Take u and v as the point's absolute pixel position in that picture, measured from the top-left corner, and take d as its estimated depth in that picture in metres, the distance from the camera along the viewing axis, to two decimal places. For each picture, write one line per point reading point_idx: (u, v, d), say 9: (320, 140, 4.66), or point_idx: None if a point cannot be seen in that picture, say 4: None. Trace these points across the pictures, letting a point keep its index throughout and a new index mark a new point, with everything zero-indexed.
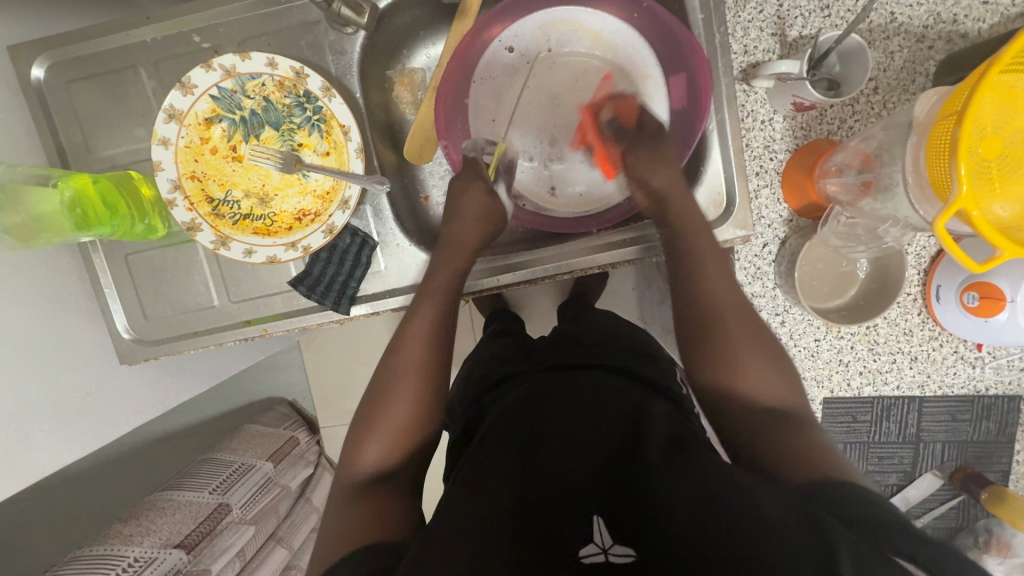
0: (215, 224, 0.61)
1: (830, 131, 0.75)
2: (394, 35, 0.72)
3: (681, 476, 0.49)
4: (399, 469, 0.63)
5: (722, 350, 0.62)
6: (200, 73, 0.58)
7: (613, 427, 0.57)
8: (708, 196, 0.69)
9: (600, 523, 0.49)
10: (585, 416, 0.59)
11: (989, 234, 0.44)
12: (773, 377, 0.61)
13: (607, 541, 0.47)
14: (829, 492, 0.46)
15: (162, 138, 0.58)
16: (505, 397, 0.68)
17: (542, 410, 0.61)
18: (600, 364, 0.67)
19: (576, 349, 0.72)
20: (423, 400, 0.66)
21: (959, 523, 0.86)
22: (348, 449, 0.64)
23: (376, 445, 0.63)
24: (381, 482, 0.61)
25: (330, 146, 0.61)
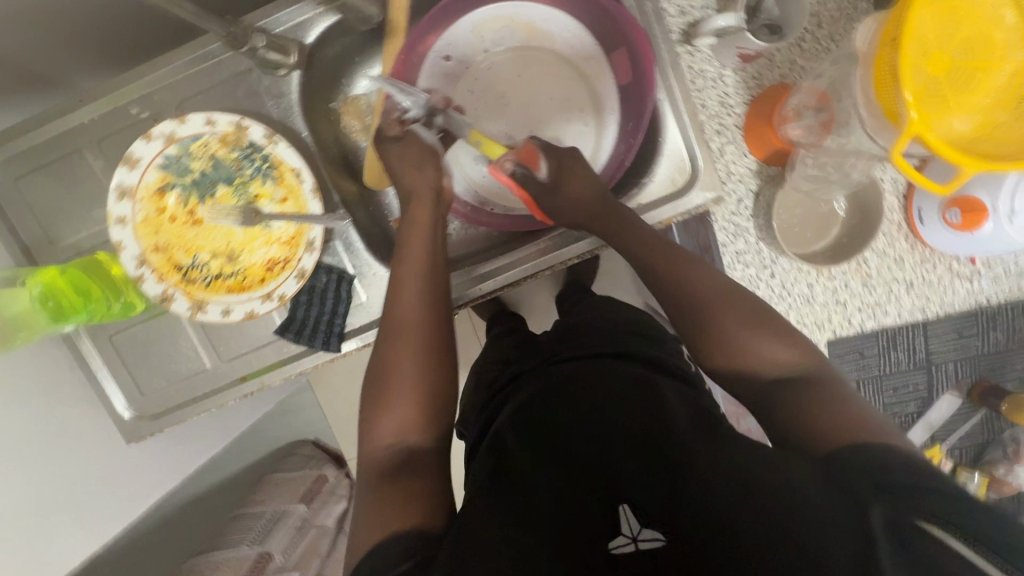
0: (188, 290, 0.60)
1: (783, 75, 0.74)
2: (330, 67, 0.71)
3: (705, 447, 0.47)
4: (422, 442, 0.58)
5: (725, 326, 0.56)
6: (141, 145, 0.57)
7: (625, 404, 0.55)
8: (671, 164, 0.68)
9: (627, 511, 0.45)
10: (599, 399, 0.57)
11: (950, 154, 0.44)
12: (782, 344, 0.55)
13: (635, 529, 0.44)
14: (863, 455, 0.43)
15: (119, 217, 0.58)
16: (517, 394, 0.66)
17: (552, 398, 0.59)
18: (598, 351, 0.67)
19: (577, 340, 0.72)
20: (431, 363, 0.61)
21: (985, 439, 0.85)
22: (362, 428, 0.60)
23: (389, 416, 0.59)
24: (404, 459, 0.56)
25: (286, 192, 0.61)
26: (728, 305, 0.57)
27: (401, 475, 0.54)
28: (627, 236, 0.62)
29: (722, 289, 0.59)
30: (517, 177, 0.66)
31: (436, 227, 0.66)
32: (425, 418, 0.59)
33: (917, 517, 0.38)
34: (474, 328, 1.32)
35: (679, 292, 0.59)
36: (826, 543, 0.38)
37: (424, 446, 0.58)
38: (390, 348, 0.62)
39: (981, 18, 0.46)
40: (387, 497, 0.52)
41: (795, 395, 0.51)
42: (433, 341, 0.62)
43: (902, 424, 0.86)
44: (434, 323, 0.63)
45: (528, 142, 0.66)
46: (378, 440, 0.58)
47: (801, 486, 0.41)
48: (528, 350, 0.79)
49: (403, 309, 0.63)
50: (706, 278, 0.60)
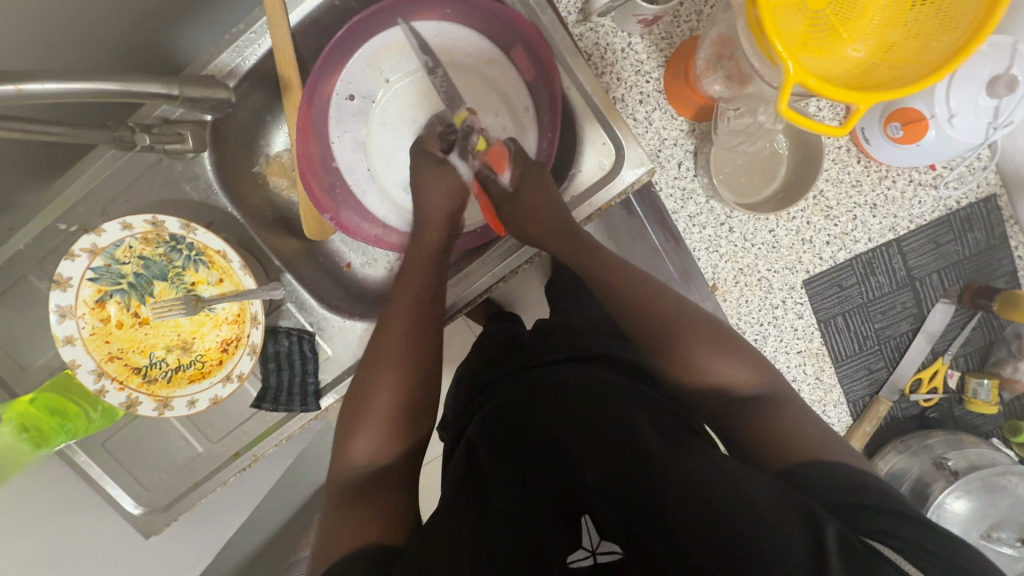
0: (152, 390, 0.61)
1: (691, 28, 0.72)
2: (241, 135, 0.71)
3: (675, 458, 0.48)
4: (396, 461, 0.59)
5: (697, 357, 0.56)
6: (68, 265, 0.58)
7: (600, 416, 0.55)
8: (595, 150, 0.67)
9: (588, 524, 0.57)
10: (570, 413, 0.58)
11: (838, 95, 0.40)
12: (742, 369, 0.56)
13: (594, 543, 0.56)
14: (812, 475, 0.45)
15: (66, 337, 0.59)
16: (488, 406, 0.67)
17: (528, 414, 0.60)
18: (573, 356, 0.68)
19: (552, 344, 0.72)
20: (412, 385, 0.63)
21: (988, 341, 0.82)
22: (337, 446, 0.61)
23: (364, 436, 0.60)
24: (375, 478, 0.57)
25: (220, 273, 0.61)
26: (693, 331, 0.58)
27: (368, 493, 0.55)
28: (596, 265, 0.65)
29: (685, 313, 0.60)
30: (481, 177, 0.71)
31: (438, 260, 0.69)
32: (398, 441, 0.60)
33: (869, 538, 0.40)
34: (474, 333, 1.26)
35: (647, 317, 0.60)
36: (784, 552, 0.39)
37: (395, 464, 0.59)
38: (375, 371, 0.63)
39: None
40: (358, 505, 0.53)
41: (763, 410, 0.53)
42: (416, 363, 0.63)
43: (900, 346, 0.83)
44: (425, 346, 0.65)
45: (498, 144, 0.70)
46: (354, 458, 0.59)
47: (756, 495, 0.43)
48: (508, 352, 0.79)
49: (391, 341, 0.64)
50: (670, 304, 0.61)
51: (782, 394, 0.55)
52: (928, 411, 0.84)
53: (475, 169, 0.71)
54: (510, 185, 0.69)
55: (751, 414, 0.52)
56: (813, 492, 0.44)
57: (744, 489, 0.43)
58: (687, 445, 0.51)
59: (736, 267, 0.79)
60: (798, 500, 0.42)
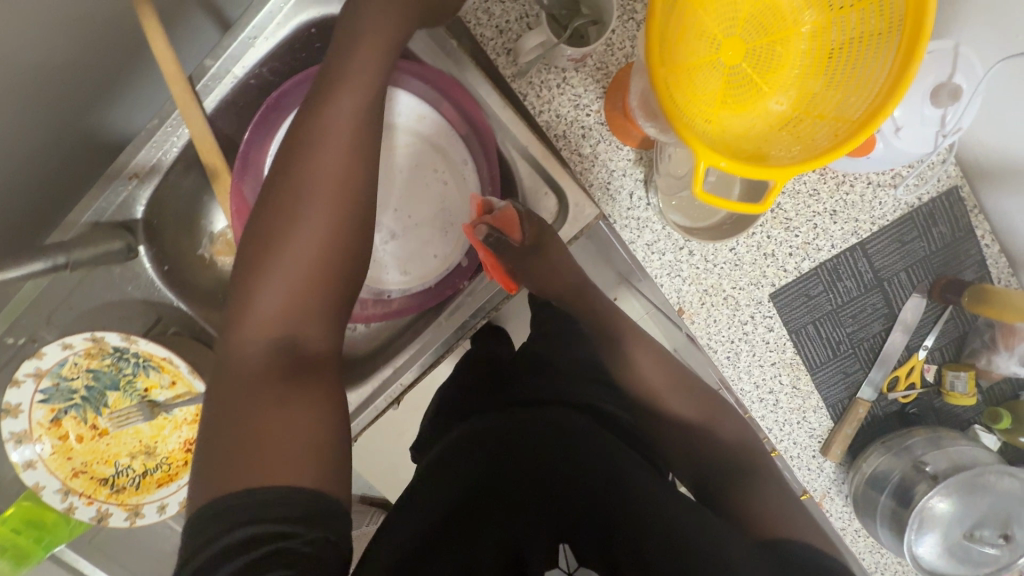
0: (121, 498, 0.61)
1: (627, 55, 0.69)
2: (179, 221, 0.69)
3: (664, 509, 0.54)
4: (313, 339, 0.57)
5: (689, 420, 0.68)
6: (15, 391, 0.57)
7: (593, 464, 0.60)
8: (538, 200, 0.68)
9: (565, 550, 0.57)
10: (563, 459, 0.61)
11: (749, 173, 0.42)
12: (729, 425, 0.68)
13: (571, 564, 0.56)
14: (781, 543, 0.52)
15: (26, 462, 0.59)
16: (463, 437, 0.66)
17: (513, 457, 0.61)
18: (556, 396, 0.71)
19: (534, 381, 0.74)
20: (323, 272, 0.56)
21: (962, 331, 0.81)
22: (239, 291, 0.57)
23: (272, 291, 0.56)
24: (290, 361, 0.54)
25: (172, 376, 0.61)
26: (685, 399, 0.69)
27: (294, 378, 0.53)
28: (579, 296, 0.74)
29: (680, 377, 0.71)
30: (490, 240, 0.66)
31: (351, 146, 0.57)
32: (319, 324, 0.57)
33: None
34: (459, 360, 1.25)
35: (646, 384, 0.71)
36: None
37: (311, 340, 0.56)
38: (275, 248, 0.56)
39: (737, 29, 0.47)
40: (281, 411, 0.50)
41: (742, 484, 0.61)
42: (330, 257, 0.57)
43: (873, 346, 0.82)
44: (340, 232, 0.57)
45: (509, 207, 0.65)
46: (261, 310, 0.55)
47: (734, 556, 0.49)
48: (487, 384, 0.81)
49: (300, 243, 0.56)
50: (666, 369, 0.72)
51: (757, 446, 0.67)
52: (907, 406, 0.84)
53: (480, 234, 0.66)
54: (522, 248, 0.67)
55: (733, 470, 0.63)
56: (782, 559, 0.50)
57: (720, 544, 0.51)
58: (672, 499, 0.57)
59: (700, 289, 0.78)
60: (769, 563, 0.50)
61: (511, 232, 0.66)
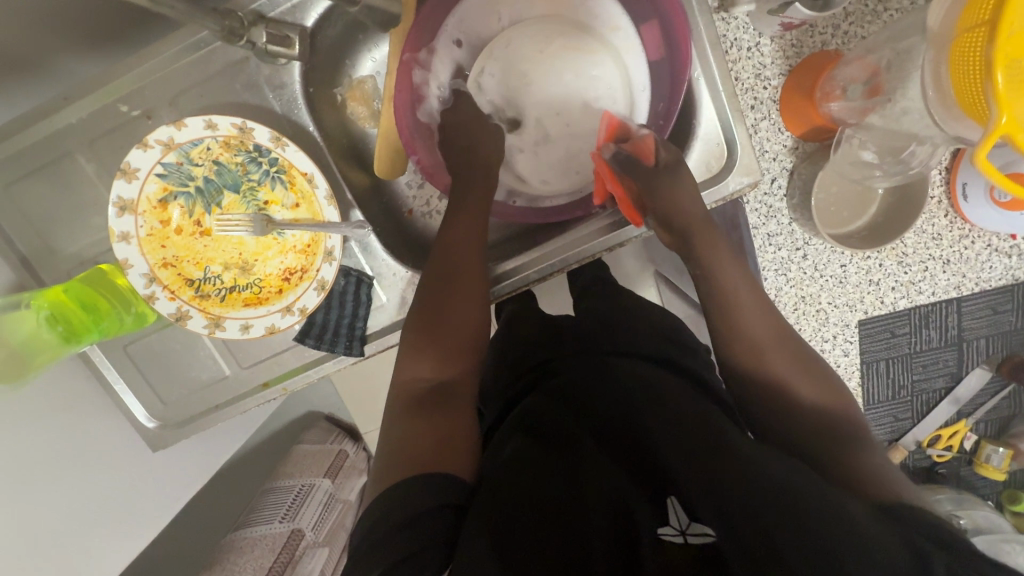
0: (203, 306, 0.57)
1: (824, 42, 0.68)
2: (333, 51, 0.64)
3: (754, 462, 0.44)
4: (458, 391, 0.60)
5: (794, 386, 0.57)
6: (137, 154, 0.53)
7: (674, 411, 0.52)
8: (707, 149, 0.63)
9: (674, 503, 0.45)
10: (645, 408, 0.54)
11: None
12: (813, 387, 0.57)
13: (683, 521, 0.44)
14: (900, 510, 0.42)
15: (122, 234, 0.54)
16: (539, 391, 0.62)
17: (590, 415, 0.56)
18: (636, 352, 0.64)
19: (613, 333, 0.68)
20: (470, 326, 0.63)
21: (1011, 412, 0.85)
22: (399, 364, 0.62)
23: (433, 356, 0.61)
24: (443, 403, 0.58)
25: (298, 197, 0.57)
26: (784, 354, 0.58)
27: (433, 412, 0.57)
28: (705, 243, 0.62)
29: (783, 334, 0.60)
30: (621, 159, 0.61)
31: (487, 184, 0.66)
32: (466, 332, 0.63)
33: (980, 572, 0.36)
34: None
35: (748, 336, 0.59)
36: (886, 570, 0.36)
37: (460, 392, 0.60)
38: (432, 308, 0.62)
39: None
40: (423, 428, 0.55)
41: (842, 447, 0.52)
42: (471, 298, 0.63)
43: (927, 400, 0.84)
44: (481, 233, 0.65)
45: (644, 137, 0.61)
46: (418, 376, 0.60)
47: (857, 520, 0.39)
48: (551, 332, 0.73)
49: (449, 262, 0.63)
50: (772, 327, 0.60)
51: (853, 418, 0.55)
52: (937, 466, 0.87)
53: (606, 155, 0.61)
54: (653, 170, 0.61)
55: (830, 439, 0.53)
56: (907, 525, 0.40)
57: (831, 502, 0.41)
58: (764, 453, 0.46)
59: (799, 294, 0.79)
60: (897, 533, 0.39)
61: (646, 154, 0.60)
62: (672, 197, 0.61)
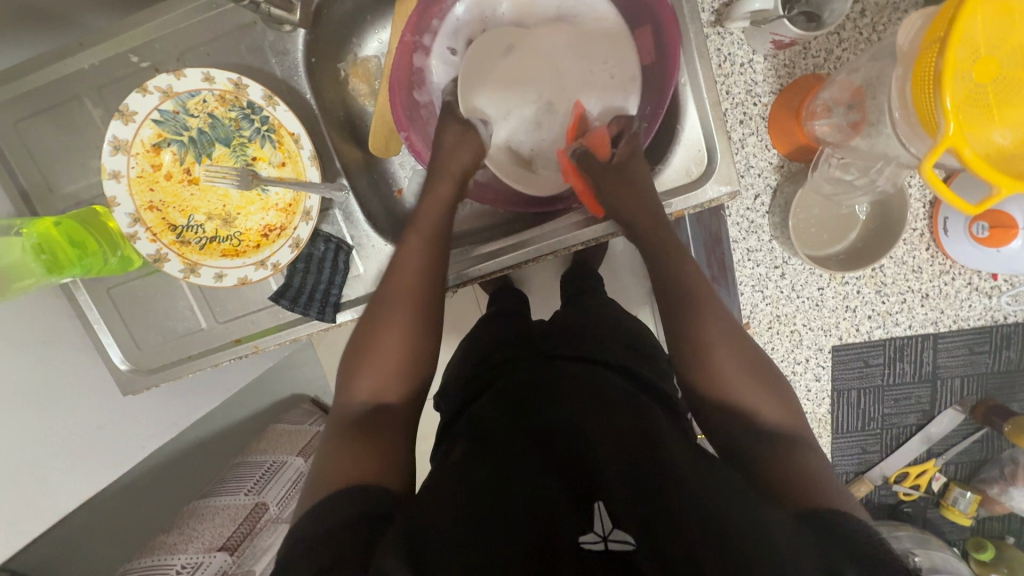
0: (182, 251, 0.60)
1: (817, 65, 0.70)
2: (339, 25, 0.67)
3: (685, 477, 0.45)
4: (395, 406, 0.56)
5: (729, 382, 0.53)
6: (137, 98, 0.56)
7: (616, 419, 0.54)
8: (688, 154, 0.64)
9: (600, 508, 0.45)
10: (587, 411, 0.55)
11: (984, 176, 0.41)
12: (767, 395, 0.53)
13: (607, 528, 0.43)
14: (831, 522, 0.41)
15: (113, 171, 0.57)
16: (492, 392, 0.63)
17: (530, 421, 0.56)
18: (595, 357, 0.65)
19: (575, 340, 0.69)
20: (417, 342, 0.59)
21: (983, 457, 0.84)
22: (342, 379, 0.59)
23: (373, 374, 0.57)
24: (376, 416, 0.54)
25: (285, 156, 0.60)
26: (731, 351, 0.54)
27: (366, 426, 0.53)
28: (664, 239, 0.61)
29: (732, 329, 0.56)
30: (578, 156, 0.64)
31: (450, 194, 0.64)
32: (416, 342, 0.59)
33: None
34: (478, 299, 1.20)
35: (697, 327, 0.55)
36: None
37: (397, 406, 0.56)
38: (382, 316, 0.59)
39: (1001, 54, 0.42)
40: (354, 442, 0.51)
41: (769, 450, 0.49)
42: (427, 309, 0.60)
43: (898, 436, 0.83)
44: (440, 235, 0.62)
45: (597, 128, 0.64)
46: (356, 394, 0.56)
47: (773, 528, 0.40)
48: (521, 336, 0.75)
49: (404, 270, 0.60)
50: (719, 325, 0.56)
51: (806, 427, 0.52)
52: (904, 504, 0.86)
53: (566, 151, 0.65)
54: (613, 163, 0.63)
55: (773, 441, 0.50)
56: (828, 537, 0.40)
57: (754, 514, 0.41)
58: (698, 468, 0.47)
59: (774, 312, 0.79)
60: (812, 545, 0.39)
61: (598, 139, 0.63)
62: (624, 195, 0.61)
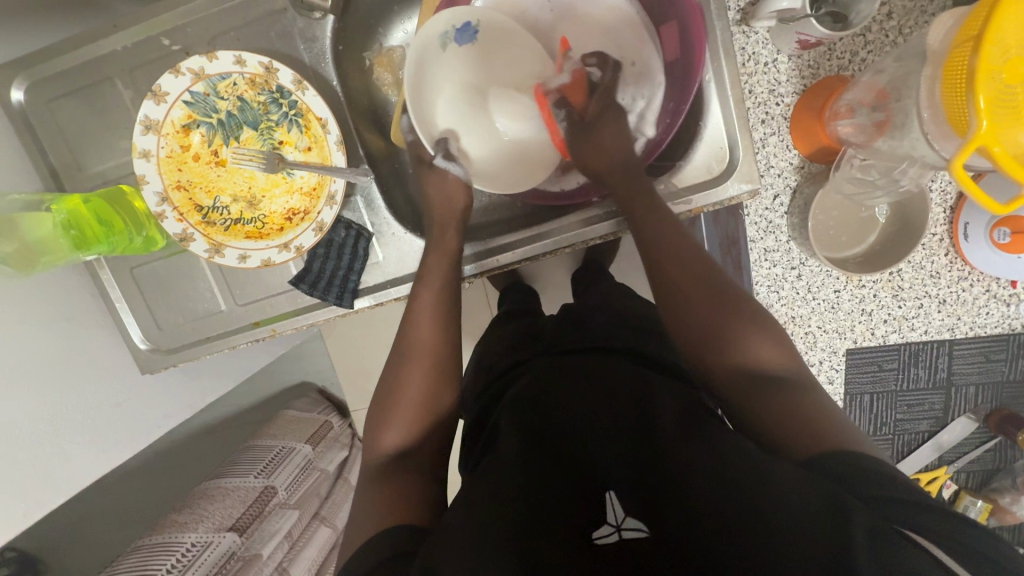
0: (207, 232, 0.61)
1: (841, 67, 0.70)
2: (367, 14, 0.68)
3: (692, 448, 0.47)
4: (419, 455, 0.57)
5: (710, 326, 0.54)
6: (169, 79, 0.57)
7: (620, 404, 0.55)
8: (709, 151, 0.64)
9: (613, 499, 0.49)
10: (591, 400, 0.56)
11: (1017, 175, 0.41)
12: (765, 344, 0.52)
13: (619, 517, 0.47)
14: (837, 467, 0.42)
15: (143, 151, 0.58)
16: (505, 397, 0.64)
17: (538, 413, 0.57)
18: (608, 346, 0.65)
19: (581, 333, 0.70)
20: (435, 395, 0.60)
21: (995, 466, 0.83)
22: (369, 430, 0.60)
23: (399, 423, 0.58)
24: (403, 465, 0.55)
25: (311, 141, 0.61)
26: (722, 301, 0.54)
27: (392, 474, 0.54)
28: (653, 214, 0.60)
29: (707, 270, 0.57)
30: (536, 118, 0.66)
31: (450, 246, 0.66)
32: (437, 384, 0.60)
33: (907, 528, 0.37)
34: (490, 293, 1.20)
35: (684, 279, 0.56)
36: (797, 528, 0.37)
37: (423, 453, 0.57)
38: (403, 365, 0.61)
39: None
40: (384, 485, 0.52)
41: (761, 394, 0.49)
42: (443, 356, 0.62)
43: (909, 442, 0.83)
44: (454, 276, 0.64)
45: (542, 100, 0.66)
46: (384, 444, 0.57)
47: (775, 478, 0.41)
48: (531, 337, 0.76)
49: (421, 325, 0.62)
50: (691, 269, 0.57)
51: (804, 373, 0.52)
52: None
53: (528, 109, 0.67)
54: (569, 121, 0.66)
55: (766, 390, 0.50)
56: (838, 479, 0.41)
57: (760, 469, 0.42)
58: (703, 437, 0.48)
59: (789, 314, 0.78)
60: (821, 487, 0.40)
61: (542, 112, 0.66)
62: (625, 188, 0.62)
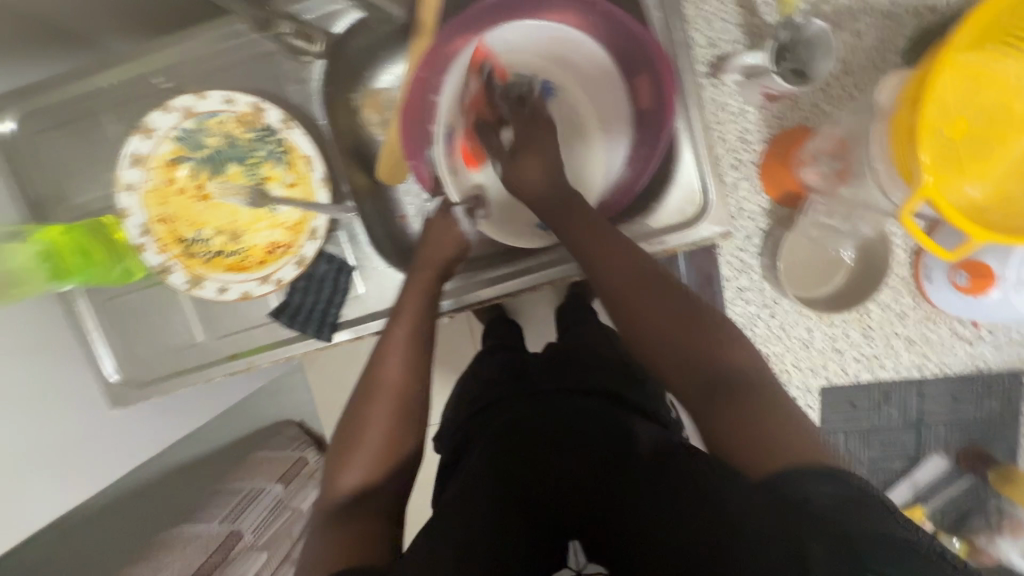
0: (188, 263, 0.64)
1: (805, 118, 0.74)
2: (355, 58, 0.70)
3: (659, 493, 0.47)
4: (383, 495, 0.56)
5: (652, 329, 0.52)
6: (159, 116, 0.61)
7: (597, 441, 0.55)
8: (682, 194, 0.67)
9: (574, 545, 0.53)
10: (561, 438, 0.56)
11: (961, 222, 0.43)
12: (721, 349, 0.50)
13: (580, 563, 0.52)
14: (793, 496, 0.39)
15: (128, 183, 0.62)
16: (489, 427, 0.63)
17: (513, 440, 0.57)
18: (590, 386, 0.66)
19: (559, 372, 0.71)
20: (400, 433, 0.59)
21: (970, 506, 0.84)
22: (329, 468, 0.58)
23: (357, 464, 0.57)
24: (364, 504, 0.54)
25: (296, 177, 0.64)
26: (654, 301, 0.52)
27: (355, 514, 0.53)
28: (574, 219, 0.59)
29: (652, 276, 0.54)
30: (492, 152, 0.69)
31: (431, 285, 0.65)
32: (403, 422, 0.60)
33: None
34: (473, 328, 1.21)
35: (617, 274, 0.54)
36: (757, 558, 0.38)
37: (387, 494, 0.56)
38: (369, 401, 0.60)
39: (965, 117, 0.47)
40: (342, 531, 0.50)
41: (715, 403, 0.47)
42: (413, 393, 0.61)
43: (885, 480, 0.84)
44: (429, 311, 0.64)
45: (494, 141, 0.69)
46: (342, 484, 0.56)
47: (739, 505, 0.42)
48: (511, 371, 0.76)
49: (391, 364, 0.61)
50: (624, 272, 0.54)
51: (764, 386, 0.48)
52: None
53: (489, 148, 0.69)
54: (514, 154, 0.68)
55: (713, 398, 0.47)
56: (802, 511, 0.39)
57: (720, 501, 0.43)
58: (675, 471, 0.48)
59: (763, 353, 0.80)
60: (778, 522, 0.39)
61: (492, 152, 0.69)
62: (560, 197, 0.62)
